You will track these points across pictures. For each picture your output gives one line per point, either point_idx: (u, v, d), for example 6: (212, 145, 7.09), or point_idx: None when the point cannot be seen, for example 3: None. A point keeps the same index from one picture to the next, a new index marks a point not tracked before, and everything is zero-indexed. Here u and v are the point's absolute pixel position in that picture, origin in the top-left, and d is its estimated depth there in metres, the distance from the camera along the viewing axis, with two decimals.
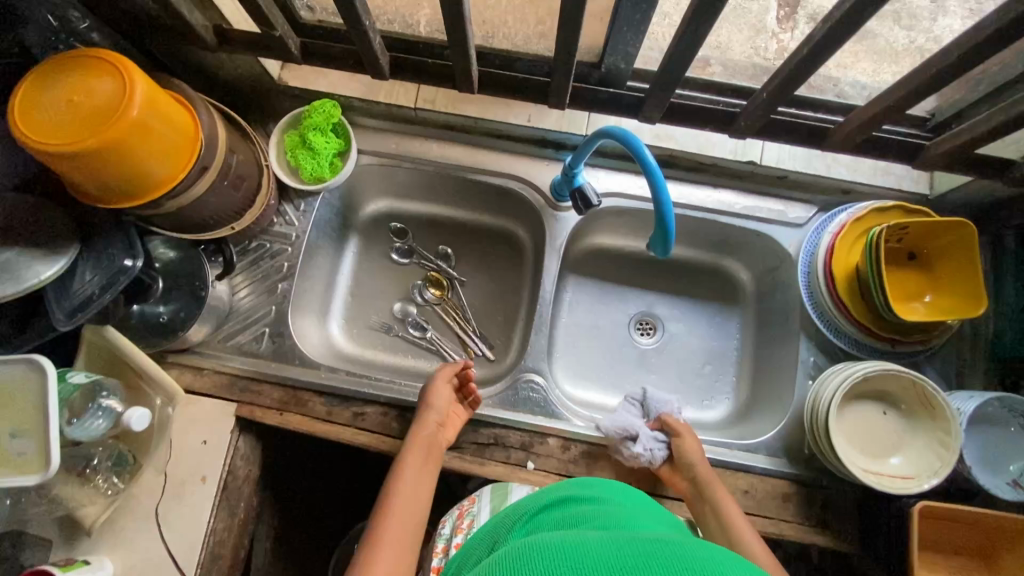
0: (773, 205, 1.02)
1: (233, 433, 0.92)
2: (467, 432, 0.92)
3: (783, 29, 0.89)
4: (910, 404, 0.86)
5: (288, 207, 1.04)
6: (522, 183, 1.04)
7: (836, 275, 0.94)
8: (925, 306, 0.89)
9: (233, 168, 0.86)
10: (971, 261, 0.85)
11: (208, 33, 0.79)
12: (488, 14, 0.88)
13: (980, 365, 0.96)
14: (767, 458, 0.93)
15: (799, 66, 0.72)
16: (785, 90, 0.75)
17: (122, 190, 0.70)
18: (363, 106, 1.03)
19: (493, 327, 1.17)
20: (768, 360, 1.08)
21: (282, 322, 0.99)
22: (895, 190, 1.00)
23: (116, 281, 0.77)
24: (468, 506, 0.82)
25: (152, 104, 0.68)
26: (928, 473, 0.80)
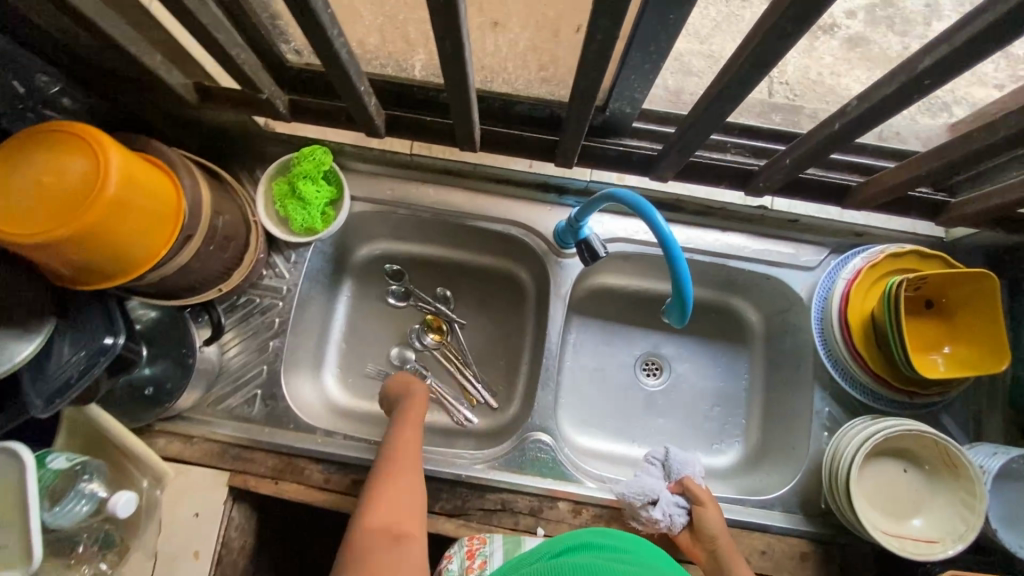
0: (784, 248, 0.99)
1: (226, 505, 0.87)
2: (473, 498, 0.88)
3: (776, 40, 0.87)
4: (932, 461, 0.83)
5: (278, 259, 0.98)
6: (523, 228, 1.00)
7: (853, 324, 0.91)
8: (944, 358, 0.86)
9: (219, 231, 0.80)
10: (993, 314, 0.82)
11: (189, 92, 0.74)
12: (486, 60, 0.83)
13: (997, 412, 0.94)
14: (784, 514, 0.90)
15: (826, 138, 0.65)
16: (811, 161, 0.70)
17: (100, 271, 0.65)
18: (356, 151, 0.98)
19: (494, 373, 1.13)
20: (779, 404, 1.05)
21: (274, 383, 0.94)
22: (908, 233, 0.97)
23: (95, 362, 0.71)
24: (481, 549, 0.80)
25: (129, 181, 0.62)
26: (953, 537, 0.78)
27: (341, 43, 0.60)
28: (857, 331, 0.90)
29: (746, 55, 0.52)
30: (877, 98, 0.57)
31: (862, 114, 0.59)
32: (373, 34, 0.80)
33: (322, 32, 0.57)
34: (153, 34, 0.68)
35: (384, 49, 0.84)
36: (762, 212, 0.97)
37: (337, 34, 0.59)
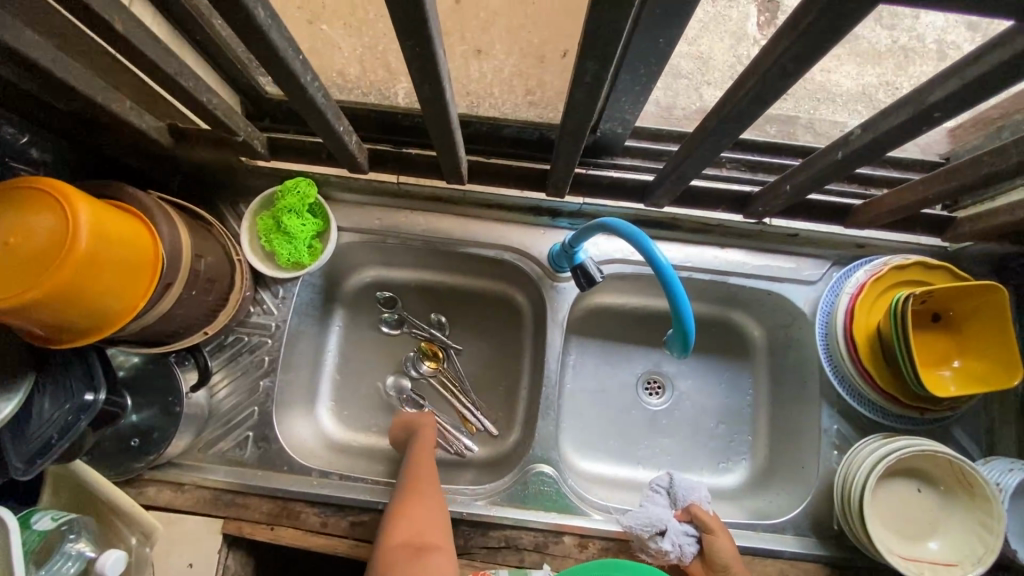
0: (784, 263, 0.96)
1: (220, 554, 0.84)
2: (476, 537, 0.85)
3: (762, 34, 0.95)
4: (945, 479, 0.81)
5: (266, 295, 0.96)
6: (517, 253, 0.97)
7: (858, 340, 0.88)
8: (954, 372, 0.84)
9: (202, 274, 0.77)
10: (1003, 327, 0.80)
11: (163, 134, 0.72)
12: (472, 87, 0.81)
13: (1011, 425, 0.91)
14: (796, 538, 0.88)
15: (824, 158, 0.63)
16: (817, 185, 0.67)
17: (75, 330, 0.62)
18: (341, 181, 0.95)
19: (494, 398, 1.10)
20: (786, 421, 1.02)
21: (266, 424, 0.91)
22: (910, 243, 0.94)
23: (74, 422, 0.68)
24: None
25: (101, 235, 0.60)
26: (972, 559, 0.75)
27: (315, 85, 0.57)
28: (864, 347, 0.88)
29: (740, 86, 0.49)
30: (878, 125, 0.55)
31: (862, 140, 0.57)
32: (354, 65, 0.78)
33: (294, 79, 0.54)
34: (123, 78, 0.66)
35: (366, 80, 0.81)
36: (760, 226, 0.95)
37: (311, 78, 0.56)
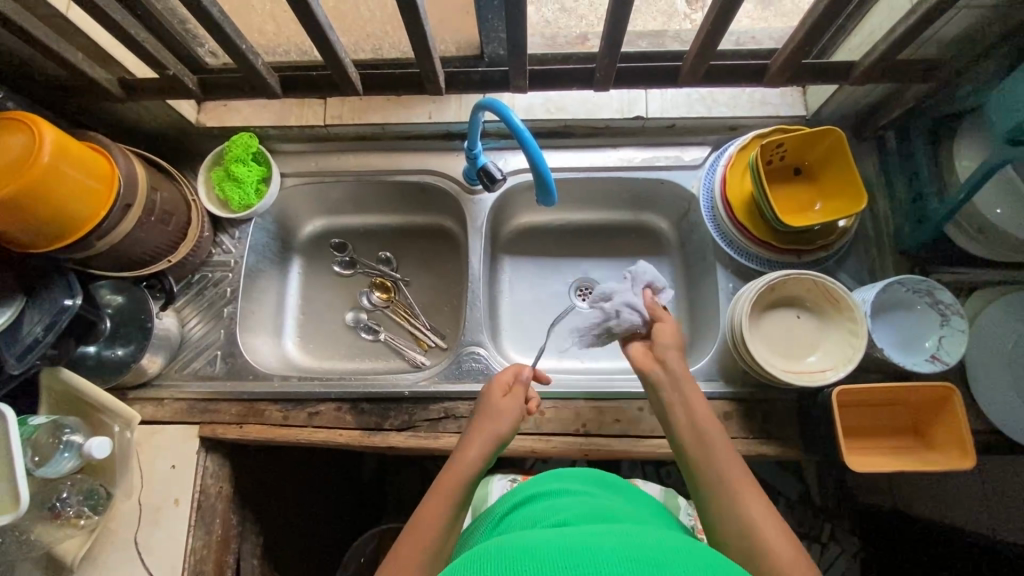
0: (670, 153, 1.10)
1: (199, 454, 0.97)
2: (418, 411, 0.97)
3: (693, 10, 0.94)
4: (816, 301, 0.92)
5: (224, 237, 1.10)
6: (437, 175, 1.12)
7: (734, 204, 1.00)
8: (818, 214, 0.96)
9: (158, 205, 0.92)
10: (847, 163, 0.92)
11: (114, 85, 0.87)
12: (369, 27, 0.97)
13: (889, 261, 1.02)
14: (706, 383, 0.97)
15: (615, 28, 0.74)
16: (616, 47, 0.77)
17: (52, 233, 0.78)
18: (279, 132, 1.11)
19: (441, 318, 1.21)
20: (698, 296, 1.13)
21: (232, 343, 1.05)
22: (775, 118, 1.07)
23: (59, 320, 0.83)
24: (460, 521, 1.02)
25: (64, 152, 0.75)
26: (843, 362, 0.86)
27: (208, 2, 0.71)
28: (740, 209, 1.00)
29: None
30: None
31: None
32: (268, 20, 0.94)
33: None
34: (76, 38, 0.82)
35: (282, 35, 0.96)
36: (642, 123, 1.09)
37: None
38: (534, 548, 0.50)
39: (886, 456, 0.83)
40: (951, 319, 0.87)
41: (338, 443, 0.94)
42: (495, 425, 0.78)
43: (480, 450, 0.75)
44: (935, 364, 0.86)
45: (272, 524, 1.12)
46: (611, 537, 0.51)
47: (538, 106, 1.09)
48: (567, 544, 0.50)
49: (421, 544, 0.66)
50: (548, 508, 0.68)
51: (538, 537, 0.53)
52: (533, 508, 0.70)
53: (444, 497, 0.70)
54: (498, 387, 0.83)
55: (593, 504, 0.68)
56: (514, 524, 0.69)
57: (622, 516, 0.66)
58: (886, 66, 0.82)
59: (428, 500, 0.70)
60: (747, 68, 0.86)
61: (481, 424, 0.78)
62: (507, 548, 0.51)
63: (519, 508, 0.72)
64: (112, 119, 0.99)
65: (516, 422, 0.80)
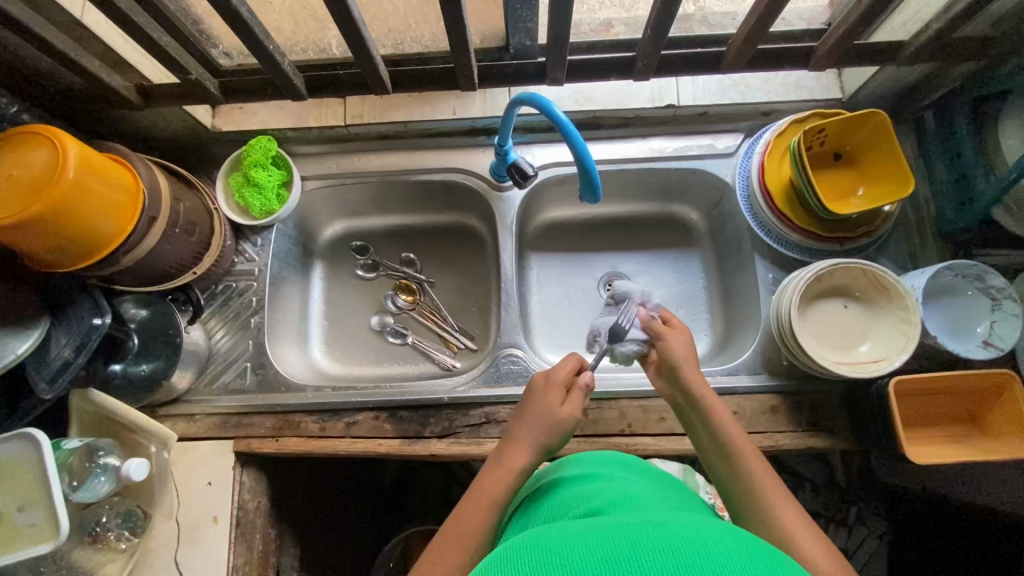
0: (702, 141, 1.07)
1: (235, 469, 0.94)
2: (459, 417, 0.95)
3: None
4: (864, 291, 0.90)
5: (246, 245, 1.07)
6: (462, 172, 1.09)
7: (774, 192, 0.97)
8: (861, 200, 0.93)
9: (181, 216, 0.89)
10: (892, 146, 0.89)
11: (132, 93, 0.83)
12: (391, 22, 0.93)
13: (931, 245, 1.00)
14: (750, 376, 0.96)
15: (664, 16, 0.71)
16: (662, 35, 0.74)
17: (77, 251, 0.74)
18: (297, 134, 1.08)
19: (469, 318, 1.18)
20: (733, 287, 1.11)
21: (261, 354, 1.02)
22: (809, 101, 1.04)
23: (88, 340, 0.80)
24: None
25: (88, 165, 0.72)
26: (897, 351, 0.84)
27: (238, 2, 0.67)
28: (780, 198, 0.97)
29: None
30: None
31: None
32: (287, 19, 0.89)
33: None
34: (92, 44, 0.78)
35: (300, 33, 0.92)
36: (673, 111, 1.05)
37: None
38: (600, 541, 0.47)
39: (942, 445, 0.82)
40: (1003, 303, 0.85)
41: (378, 454, 0.92)
42: (540, 427, 0.75)
43: (525, 459, 0.73)
44: (989, 350, 0.84)
45: (308, 536, 1.10)
46: (646, 532, 0.48)
47: (565, 97, 1.05)
48: (599, 544, 0.47)
49: (455, 553, 0.63)
50: (579, 496, 0.64)
51: (567, 536, 0.49)
52: (559, 497, 0.67)
53: (484, 504, 0.68)
54: (549, 385, 0.79)
55: (638, 489, 0.66)
56: (548, 507, 0.66)
57: (650, 499, 0.62)
58: (937, 46, 0.79)
59: (464, 505, 0.68)
60: (792, 52, 0.83)
61: (531, 427, 0.76)
62: (537, 552, 0.48)
63: (549, 495, 0.69)
64: (127, 126, 0.95)
65: (564, 431, 0.76)
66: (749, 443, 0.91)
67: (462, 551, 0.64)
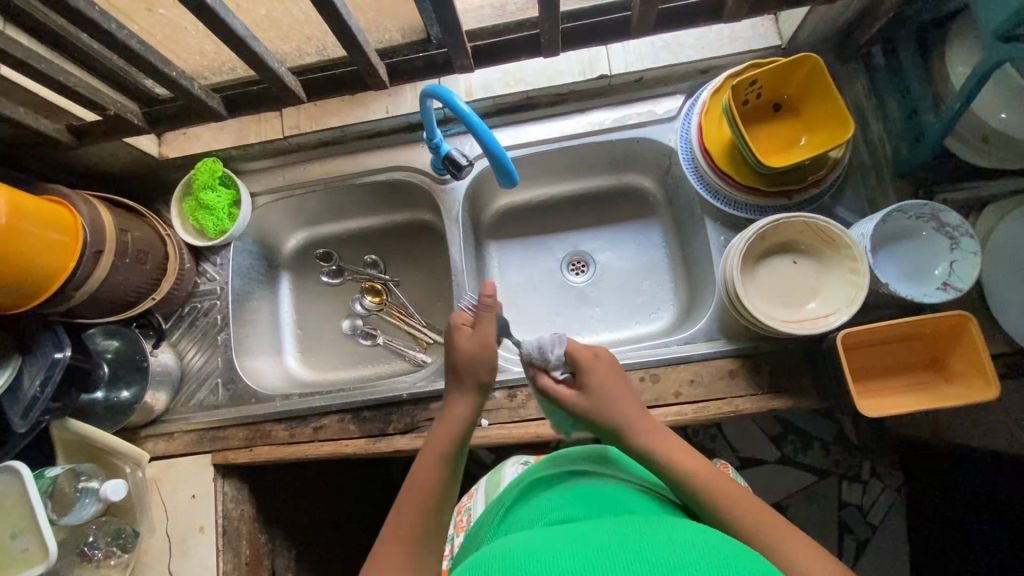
0: (642, 109, 1.04)
1: (216, 480, 0.99)
2: (420, 412, 0.97)
3: None
4: (811, 244, 0.87)
5: (207, 266, 1.10)
6: (405, 169, 1.10)
7: (714, 152, 0.94)
8: (804, 149, 0.90)
9: (131, 246, 0.92)
10: (829, 89, 0.85)
11: (63, 134, 0.87)
12: (306, 30, 0.91)
13: (890, 187, 0.95)
14: (707, 343, 0.94)
15: None
16: (553, 7, 0.72)
17: (26, 291, 0.78)
18: (241, 152, 1.10)
19: (436, 313, 1.19)
20: (692, 253, 1.08)
21: (232, 369, 1.06)
22: (747, 53, 0.99)
23: (52, 373, 0.84)
24: (467, 502, 0.94)
25: (22, 210, 0.75)
26: (845, 304, 0.81)
27: (125, 35, 0.69)
28: (720, 157, 0.94)
29: None
30: None
31: None
32: (205, 41, 0.87)
33: (99, 28, 0.67)
34: (14, 93, 0.82)
35: (222, 53, 0.90)
36: (607, 81, 1.03)
37: (117, 26, 0.68)
38: (555, 557, 0.46)
39: (902, 394, 0.79)
40: (961, 241, 0.81)
41: (344, 454, 0.95)
42: (471, 375, 0.73)
43: (467, 403, 0.73)
44: (946, 292, 0.80)
45: (304, 538, 1.14)
46: (610, 541, 0.48)
47: (496, 81, 1.04)
48: (567, 555, 0.46)
49: (414, 515, 0.62)
50: (545, 506, 0.63)
51: (527, 546, 0.49)
52: (529, 508, 0.65)
53: (437, 456, 0.67)
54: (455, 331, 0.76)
55: (601, 488, 0.64)
56: (516, 520, 0.64)
57: (619, 501, 0.62)
58: None
59: (426, 467, 0.66)
60: (702, 6, 0.79)
61: (459, 377, 0.74)
62: (506, 560, 0.47)
63: (517, 508, 0.67)
64: (74, 166, 1.00)
65: (492, 370, 0.74)
66: (707, 411, 0.89)
67: (422, 513, 0.62)
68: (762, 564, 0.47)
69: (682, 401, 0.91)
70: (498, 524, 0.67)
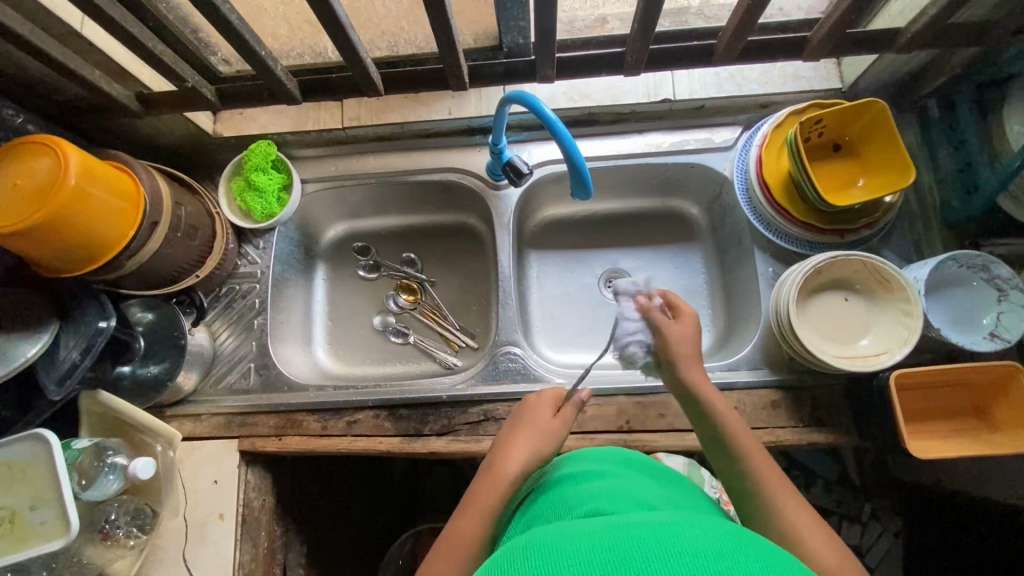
0: (699, 135, 1.06)
1: (240, 467, 0.96)
2: (458, 415, 0.96)
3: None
4: (866, 283, 0.89)
5: (249, 248, 1.09)
6: (458, 171, 1.10)
7: (772, 184, 0.96)
8: (862, 190, 0.92)
9: (183, 220, 0.91)
10: (892, 135, 0.88)
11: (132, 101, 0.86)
12: (384, 24, 0.92)
13: (936, 236, 0.98)
14: (750, 371, 0.95)
15: (648, 10, 0.70)
16: (648, 28, 0.73)
17: (82, 256, 0.77)
18: (296, 138, 1.09)
19: (470, 317, 1.18)
20: (734, 281, 1.10)
21: (265, 355, 1.04)
22: (809, 92, 1.02)
23: (94, 343, 0.82)
24: None
25: (89, 173, 0.74)
26: (899, 344, 0.83)
27: (227, 9, 0.69)
28: (778, 190, 0.96)
29: None
30: None
31: None
32: (283, 24, 0.88)
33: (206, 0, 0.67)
34: (92, 55, 0.81)
35: (296, 37, 0.90)
36: (669, 105, 1.05)
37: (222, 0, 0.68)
38: (591, 548, 0.45)
39: (946, 439, 0.81)
40: (1010, 294, 0.83)
41: (378, 452, 0.93)
42: (539, 438, 0.73)
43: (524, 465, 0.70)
44: (995, 342, 0.82)
45: (314, 535, 1.10)
46: (650, 531, 0.47)
47: (560, 95, 1.05)
48: (603, 545, 0.45)
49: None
50: (577, 496, 0.62)
51: (562, 534, 0.49)
52: (558, 493, 0.64)
53: (477, 515, 0.65)
54: (540, 402, 0.77)
55: (628, 486, 0.62)
56: (541, 509, 0.63)
57: (652, 498, 0.60)
58: (934, 31, 0.78)
59: (462, 519, 0.65)
60: (783, 43, 0.82)
61: (526, 435, 0.73)
62: (541, 554, 0.46)
63: (544, 494, 0.66)
64: (131, 134, 0.98)
65: (558, 442, 0.74)
66: None
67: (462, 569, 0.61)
68: (787, 553, 0.47)
69: None
70: (523, 513, 0.66)
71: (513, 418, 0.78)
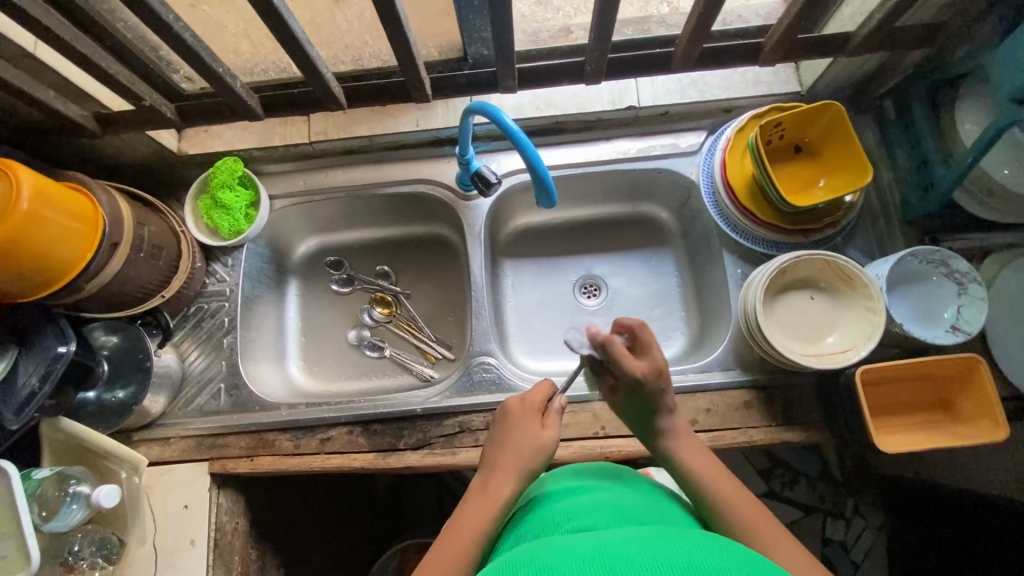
0: (665, 141, 1.08)
1: (211, 490, 0.94)
2: (433, 428, 0.95)
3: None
4: (830, 282, 0.90)
5: (217, 266, 1.07)
6: (428, 183, 1.10)
7: (736, 187, 0.98)
8: (822, 190, 0.94)
9: (146, 239, 0.89)
10: (849, 136, 0.90)
11: (89, 121, 0.84)
12: (347, 38, 0.92)
13: (898, 232, 1.00)
14: (722, 373, 0.95)
15: (603, 20, 0.71)
16: (604, 38, 0.74)
17: (39, 280, 0.75)
18: (263, 153, 1.08)
19: (446, 328, 1.17)
20: (705, 283, 1.11)
21: (235, 374, 1.02)
22: (769, 96, 1.05)
23: (53, 369, 0.79)
24: None
25: (42, 195, 0.72)
26: (863, 340, 0.84)
27: (181, 28, 0.68)
28: (742, 193, 0.98)
29: None
30: None
31: None
32: (245, 41, 0.87)
33: (159, 19, 0.66)
34: (46, 75, 0.80)
35: (258, 54, 0.90)
36: (634, 113, 1.06)
37: (175, 18, 0.67)
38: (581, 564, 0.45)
39: (915, 434, 0.82)
40: (968, 287, 0.85)
41: (353, 469, 0.92)
42: (525, 453, 0.71)
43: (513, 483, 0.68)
44: (957, 334, 0.84)
45: (291, 556, 1.08)
46: (638, 546, 0.46)
47: (526, 105, 1.06)
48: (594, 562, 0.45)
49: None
50: (559, 511, 0.61)
51: (550, 550, 0.48)
52: (540, 509, 0.63)
53: (463, 532, 0.63)
54: (524, 413, 0.75)
55: (610, 499, 0.62)
56: (523, 527, 0.62)
57: (637, 511, 0.60)
58: (882, 34, 0.80)
59: (449, 539, 0.62)
60: (739, 49, 0.84)
61: (514, 453, 0.70)
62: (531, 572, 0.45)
63: (526, 510, 0.65)
64: (92, 155, 0.97)
65: (547, 456, 0.72)
66: (723, 440, 0.90)
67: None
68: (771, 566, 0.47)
69: (698, 429, 0.92)
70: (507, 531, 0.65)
71: (496, 432, 0.76)
